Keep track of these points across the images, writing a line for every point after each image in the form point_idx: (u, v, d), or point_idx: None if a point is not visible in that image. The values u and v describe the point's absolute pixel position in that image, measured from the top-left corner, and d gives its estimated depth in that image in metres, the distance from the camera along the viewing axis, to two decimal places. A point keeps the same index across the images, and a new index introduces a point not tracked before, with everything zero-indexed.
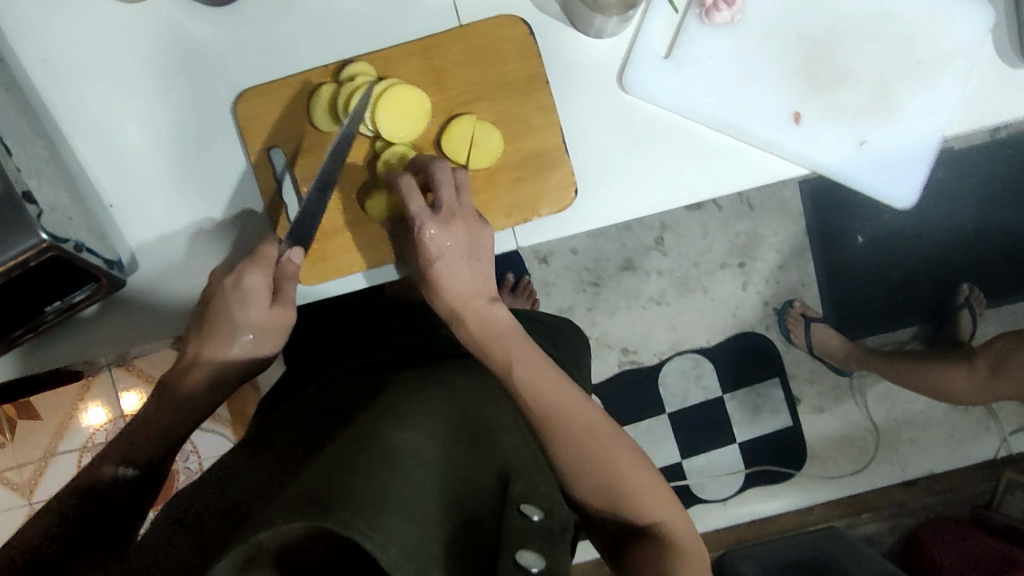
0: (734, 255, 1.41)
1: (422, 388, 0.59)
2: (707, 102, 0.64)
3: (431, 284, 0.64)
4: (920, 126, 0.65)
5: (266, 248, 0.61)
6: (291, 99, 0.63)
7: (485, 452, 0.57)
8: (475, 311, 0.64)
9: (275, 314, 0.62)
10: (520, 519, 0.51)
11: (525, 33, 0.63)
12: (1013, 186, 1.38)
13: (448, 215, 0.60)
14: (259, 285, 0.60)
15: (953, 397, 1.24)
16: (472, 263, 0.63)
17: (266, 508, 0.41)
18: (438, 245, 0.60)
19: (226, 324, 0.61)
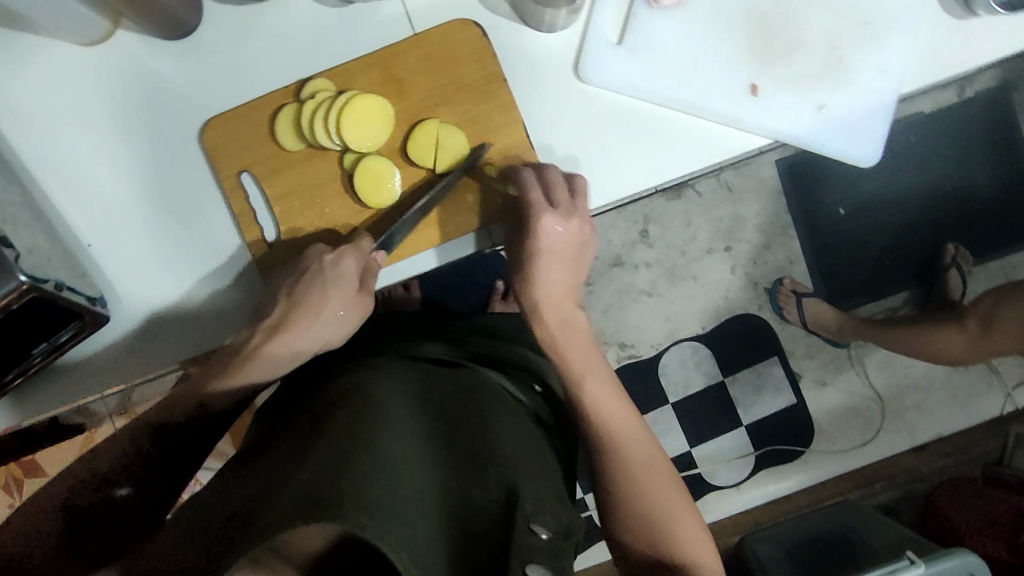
0: (719, 240, 1.42)
1: (421, 398, 0.60)
2: (665, 84, 0.65)
3: (525, 276, 0.63)
4: (875, 86, 0.66)
5: (364, 238, 0.61)
6: (256, 122, 0.64)
7: (496, 467, 0.54)
8: (562, 314, 0.64)
9: (357, 301, 0.62)
10: (528, 535, 0.47)
11: (478, 34, 0.64)
12: (983, 143, 1.40)
13: (567, 211, 0.60)
14: (351, 270, 0.60)
15: (947, 360, 1.24)
16: (571, 267, 0.63)
17: (274, 514, 0.42)
18: (551, 236, 0.60)
19: (315, 305, 0.60)
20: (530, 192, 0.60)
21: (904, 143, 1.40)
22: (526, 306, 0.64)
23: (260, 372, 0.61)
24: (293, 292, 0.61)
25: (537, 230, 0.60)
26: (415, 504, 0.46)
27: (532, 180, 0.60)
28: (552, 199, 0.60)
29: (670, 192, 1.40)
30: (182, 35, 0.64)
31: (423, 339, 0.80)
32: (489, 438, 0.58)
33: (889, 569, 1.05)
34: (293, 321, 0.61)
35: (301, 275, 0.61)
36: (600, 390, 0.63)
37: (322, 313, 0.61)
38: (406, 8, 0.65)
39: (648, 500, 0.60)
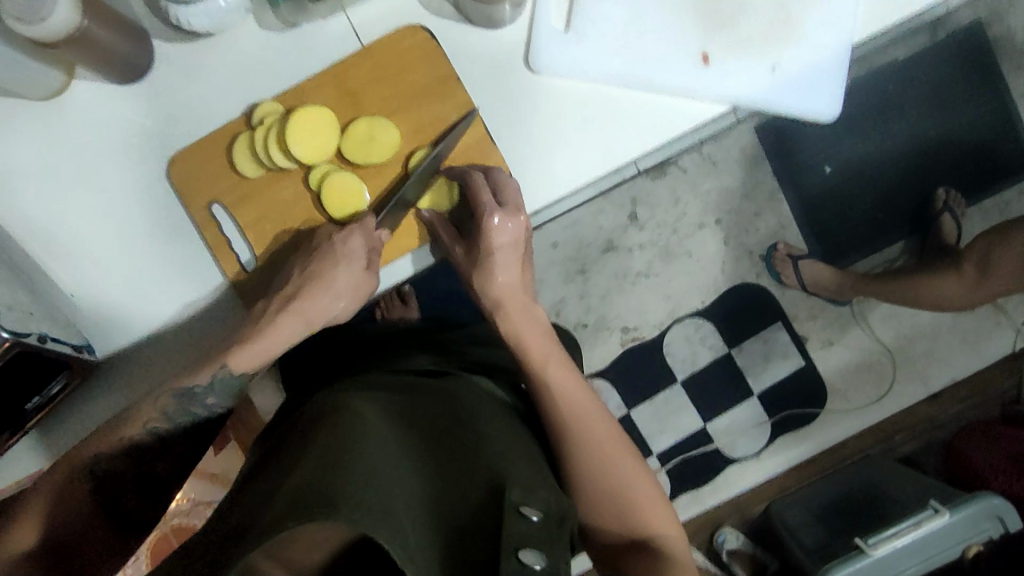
0: (709, 213, 1.41)
1: (412, 410, 0.61)
2: (617, 63, 0.66)
3: (481, 277, 0.66)
4: (826, 39, 0.66)
5: (370, 217, 0.63)
6: (218, 152, 0.65)
7: (482, 463, 0.56)
8: (519, 307, 0.67)
9: (364, 280, 0.64)
10: (519, 518, 0.49)
11: (426, 36, 0.64)
12: (963, 81, 1.38)
13: (515, 208, 0.63)
14: (360, 248, 0.63)
15: (947, 306, 1.24)
16: (523, 259, 0.67)
17: (269, 521, 0.43)
18: (500, 235, 0.63)
19: (326, 278, 0.62)
20: (479, 195, 0.62)
21: (882, 93, 1.39)
22: (485, 298, 0.67)
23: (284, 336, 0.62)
24: (307, 266, 0.62)
25: (488, 228, 0.62)
26: (406, 498, 0.48)
27: (481, 183, 0.62)
28: (500, 199, 0.62)
29: (655, 171, 1.39)
30: (137, 79, 0.65)
31: (416, 354, 0.80)
32: (477, 436, 0.60)
33: (915, 520, 1.05)
34: (307, 295, 0.63)
35: (315, 247, 0.63)
36: (561, 372, 0.66)
37: (332, 287, 0.63)
38: (352, 23, 0.65)
39: (617, 482, 0.62)
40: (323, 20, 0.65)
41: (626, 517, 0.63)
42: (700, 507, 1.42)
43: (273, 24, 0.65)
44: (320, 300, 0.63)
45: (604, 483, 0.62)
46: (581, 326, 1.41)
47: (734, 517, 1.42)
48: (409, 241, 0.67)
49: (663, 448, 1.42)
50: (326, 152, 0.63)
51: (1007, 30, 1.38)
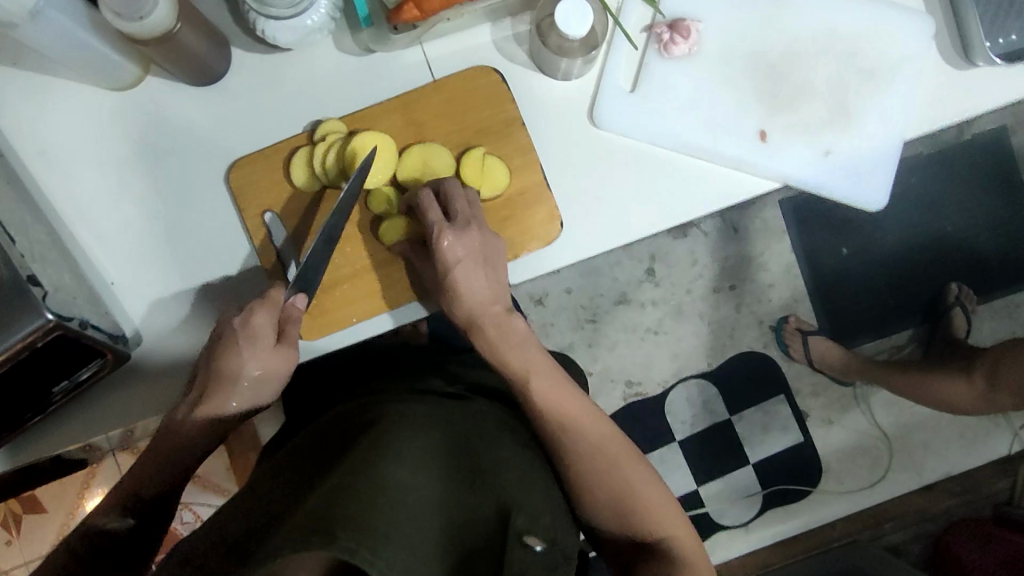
0: (724, 278, 1.43)
1: (428, 426, 0.61)
2: (678, 129, 0.67)
3: (449, 295, 0.63)
4: (880, 130, 0.68)
5: (275, 289, 0.58)
6: (277, 164, 0.65)
7: (495, 488, 0.56)
8: (493, 320, 0.64)
9: (277, 356, 0.59)
10: (520, 552, 0.49)
11: (497, 80, 0.66)
12: (984, 183, 1.42)
13: (465, 222, 0.61)
14: (266, 324, 0.57)
15: (958, 409, 1.24)
16: (490, 272, 0.63)
17: (270, 545, 0.43)
18: (451, 254, 0.60)
19: (230, 374, 0.58)
20: (426, 213, 0.60)
21: (905, 184, 1.42)
22: (457, 316, 0.64)
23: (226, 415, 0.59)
24: (211, 366, 0.58)
25: (438, 249, 0.60)
26: (410, 522, 0.48)
27: (429, 198, 0.61)
28: (450, 215, 0.61)
29: (677, 232, 1.41)
30: (211, 83, 0.66)
31: (430, 373, 0.81)
32: (493, 461, 0.60)
33: None
34: (210, 396, 0.58)
35: (217, 342, 0.58)
36: (546, 381, 0.65)
37: (238, 384, 0.58)
38: (427, 57, 0.67)
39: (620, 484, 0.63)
40: (399, 51, 0.67)
41: (632, 519, 0.63)
42: None
43: (351, 48, 0.66)
44: (225, 403, 0.59)
45: (603, 478, 0.63)
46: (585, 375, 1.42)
47: None
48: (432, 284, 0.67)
49: None
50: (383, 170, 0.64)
51: None
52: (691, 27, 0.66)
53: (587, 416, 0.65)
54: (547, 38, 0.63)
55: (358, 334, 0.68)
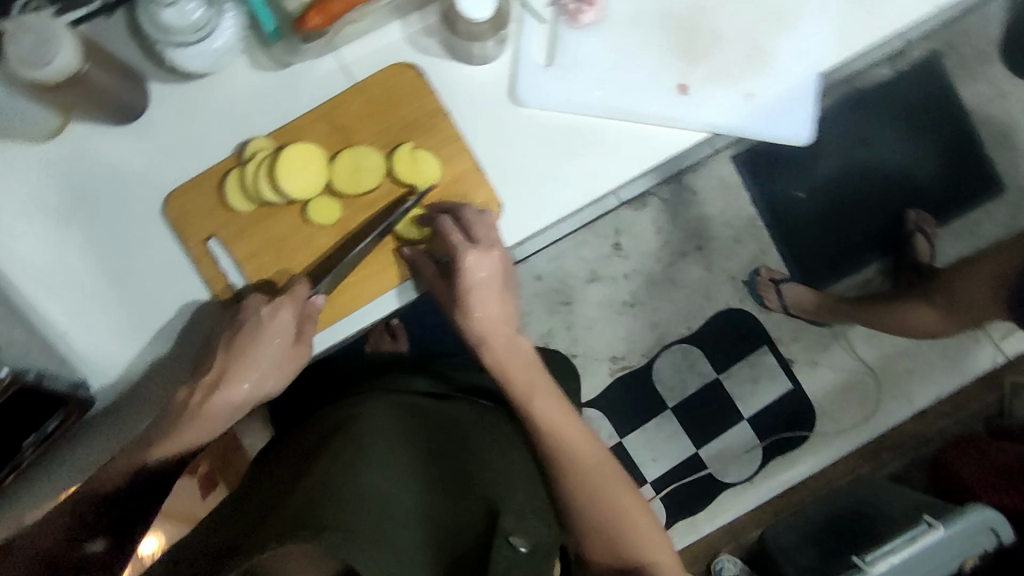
0: (690, 241, 1.44)
1: (414, 424, 0.62)
2: (600, 95, 0.68)
3: (461, 310, 0.67)
4: (797, 67, 0.70)
5: (299, 286, 0.62)
6: (213, 189, 0.66)
7: (476, 486, 0.57)
8: (502, 341, 0.68)
9: (294, 353, 0.64)
10: (506, 548, 0.49)
11: (414, 74, 0.67)
12: (924, 109, 1.45)
13: (488, 245, 0.64)
14: (289, 320, 0.62)
15: (921, 335, 1.25)
16: (503, 297, 0.67)
17: (259, 537, 0.45)
18: (474, 272, 0.64)
19: (252, 357, 0.63)
20: (449, 234, 0.63)
21: (849, 122, 1.44)
22: (468, 335, 0.68)
23: (243, 394, 0.65)
24: (230, 344, 0.63)
25: (459, 267, 0.63)
26: (395, 517, 0.49)
27: (449, 224, 0.64)
28: (470, 235, 0.64)
29: (636, 203, 1.43)
30: (134, 119, 0.66)
31: (411, 373, 0.81)
32: (472, 454, 0.61)
33: (907, 537, 1.05)
34: (230, 371, 0.64)
35: (238, 328, 0.62)
36: (551, 407, 0.68)
37: (258, 367, 0.64)
38: (343, 63, 0.68)
39: (614, 510, 0.67)
40: (312, 60, 0.67)
41: (621, 547, 0.67)
42: (694, 535, 1.43)
43: (266, 63, 0.67)
44: (240, 385, 0.64)
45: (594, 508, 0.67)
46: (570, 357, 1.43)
47: (730, 544, 1.41)
48: (384, 283, 0.67)
49: (657, 475, 1.43)
50: (315, 179, 0.64)
51: (962, 59, 1.45)
52: None
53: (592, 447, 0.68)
54: (456, 26, 0.64)
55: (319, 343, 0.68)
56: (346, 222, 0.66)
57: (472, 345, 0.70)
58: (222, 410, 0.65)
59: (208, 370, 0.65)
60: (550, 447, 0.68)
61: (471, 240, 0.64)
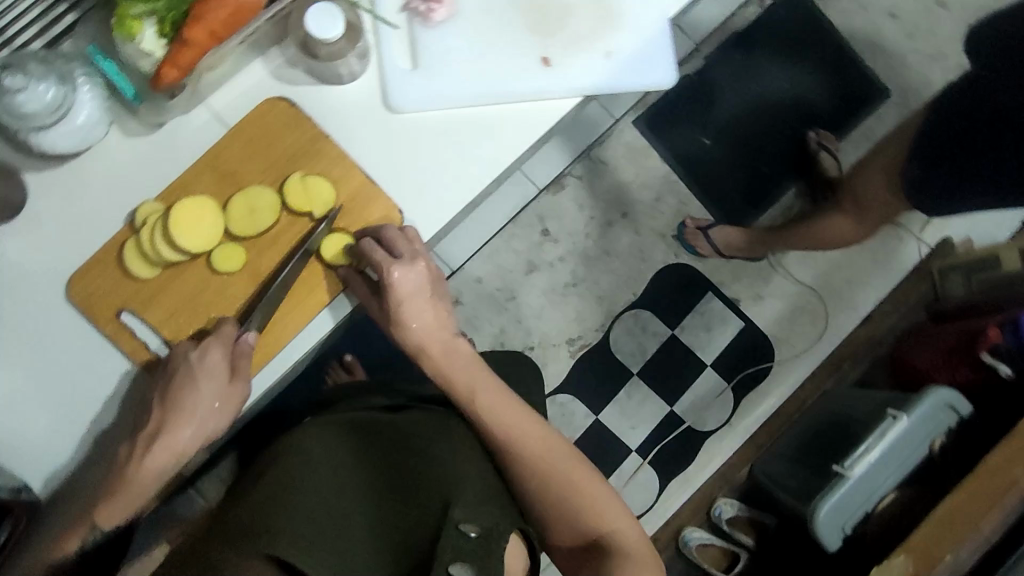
0: (614, 210, 1.48)
1: (365, 437, 0.63)
2: (470, 85, 0.70)
3: (396, 325, 0.68)
4: (648, 18, 0.73)
5: (226, 326, 0.64)
6: (113, 262, 0.65)
7: (429, 487, 0.57)
8: (438, 347, 0.69)
9: (233, 392, 0.63)
10: (455, 535, 0.49)
11: (287, 106, 0.68)
12: (796, 37, 1.52)
13: (412, 256, 0.65)
14: (221, 361, 0.62)
15: (839, 242, 1.32)
16: (434, 303, 0.68)
17: (205, 553, 0.48)
18: (403, 285, 0.65)
19: (188, 403, 0.61)
20: (372, 254, 0.64)
21: (732, 63, 1.50)
22: (406, 346, 0.70)
23: (189, 438, 0.61)
24: (165, 395, 0.61)
25: (389, 282, 0.64)
26: (340, 523, 0.51)
27: (372, 244, 0.65)
28: (393, 250, 0.65)
29: (553, 187, 1.46)
30: (18, 214, 0.66)
31: (367, 393, 0.81)
32: (424, 454, 0.62)
33: (878, 433, 1.02)
34: (169, 423, 0.61)
35: (172, 377, 0.62)
36: (492, 396, 0.69)
37: (196, 412, 0.61)
38: (215, 112, 0.69)
39: (568, 489, 0.67)
40: (182, 114, 0.68)
41: (580, 523, 0.66)
42: (690, 489, 1.45)
43: (136, 129, 0.67)
44: (183, 432, 0.61)
45: (548, 488, 0.67)
46: (529, 350, 1.44)
47: (725, 488, 1.43)
48: (310, 310, 0.67)
49: (640, 442, 1.45)
50: (213, 228, 0.64)
51: None
52: None
53: (534, 430, 0.69)
54: (315, 51, 0.65)
55: (260, 387, 0.68)
56: (254, 264, 0.66)
57: (411, 355, 0.70)
58: (165, 462, 0.60)
59: (146, 426, 0.61)
60: (499, 436, 0.68)
61: (395, 255, 0.65)
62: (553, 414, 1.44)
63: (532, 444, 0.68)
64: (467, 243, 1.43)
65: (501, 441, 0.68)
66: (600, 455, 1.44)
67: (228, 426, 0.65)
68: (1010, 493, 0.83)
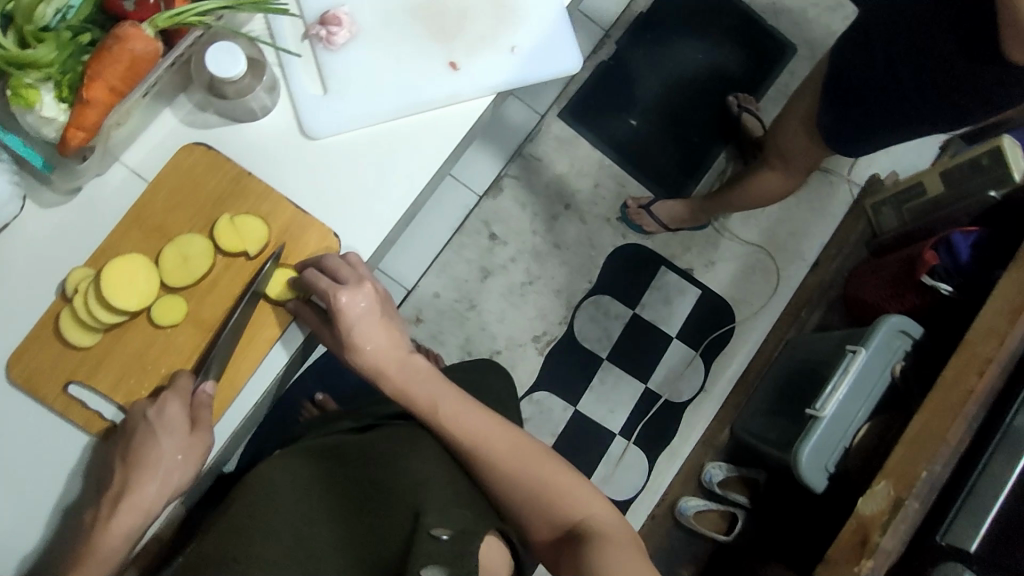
0: (556, 204, 1.50)
1: (335, 477, 0.68)
2: (383, 101, 0.71)
3: (351, 349, 0.68)
4: (543, 9, 0.75)
5: (181, 378, 0.63)
6: (51, 336, 0.64)
7: (401, 499, 0.62)
8: (397, 364, 0.69)
9: (195, 441, 0.62)
10: (429, 541, 0.53)
11: (203, 150, 0.68)
12: (700, 8, 1.56)
13: (357, 280, 0.65)
14: (180, 412, 0.61)
15: (773, 196, 1.27)
16: (386, 322, 0.68)
17: None
18: (354, 309, 0.65)
19: (150, 459, 0.60)
20: (318, 283, 0.64)
21: (644, 42, 1.54)
22: (363, 369, 0.69)
23: (154, 493, 0.60)
24: (126, 455, 0.60)
25: (338, 309, 0.64)
26: None
27: (316, 274, 0.65)
28: (337, 277, 0.65)
29: (492, 191, 1.47)
30: None
31: (340, 422, 0.83)
32: (393, 471, 0.66)
33: (842, 369, 1.05)
34: (132, 482, 0.60)
35: (131, 436, 0.61)
36: (454, 404, 0.70)
37: (159, 466, 0.60)
38: (132, 169, 0.69)
39: (539, 482, 0.68)
40: (98, 176, 0.68)
41: (556, 512, 0.67)
42: (678, 461, 1.48)
43: (52, 199, 0.67)
44: (148, 488, 0.60)
45: (520, 484, 0.68)
46: (497, 354, 1.45)
47: (711, 452, 1.46)
48: (263, 348, 0.67)
49: (622, 424, 1.47)
50: (148, 284, 0.63)
51: None
52: (340, 14, 0.71)
53: (500, 429, 0.70)
54: (222, 91, 0.65)
55: (224, 434, 0.68)
56: (197, 313, 0.66)
57: (370, 377, 0.70)
58: (134, 519, 0.59)
59: (110, 489, 0.60)
60: (466, 441, 0.69)
61: (341, 282, 0.65)
62: (532, 412, 1.45)
63: (498, 443, 0.69)
64: (417, 259, 1.43)
65: (467, 445, 0.69)
66: (584, 444, 1.45)
67: (194, 479, 0.64)
68: (969, 402, 0.83)
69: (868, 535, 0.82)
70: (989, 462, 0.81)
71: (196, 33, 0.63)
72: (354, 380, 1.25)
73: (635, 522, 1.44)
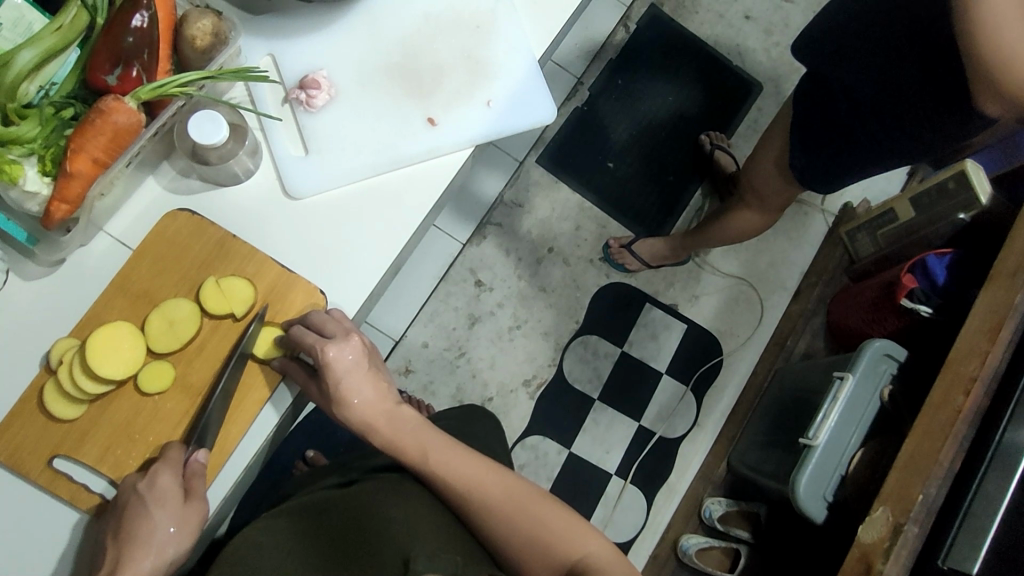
0: (539, 248, 1.52)
1: (315, 537, 0.66)
2: (364, 159, 0.72)
3: (341, 404, 0.67)
4: (516, 62, 0.77)
5: (171, 449, 0.62)
6: (36, 409, 0.63)
7: (387, 547, 0.61)
8: (386, 417, 0.69)
9: (189, 511, 0.61)
10: None
11: (187, 216, 0.68)
12: (667, 52, 1.62)
13: (344, 334, 0.65)
14: (171, 484, 0.60)
15: (750, 232, 1.29)
16: (374, 375, 0.68)
17: None
18: (343, 362, 0.65)
19: (143, 535, 0.59)
20: (305, 339, 0.64)
21: (615, 87, 1.58)
22: (352, 424, 0.69)
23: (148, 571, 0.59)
24: (119, 529, 0.59)
25: (326, 363, 0.64)
26: None
27: (302, 330, 0.64)
28: (324, 331, 0.65)
29: (475, 239, 1.48)
30: None
31: (326, 480, 0.81)
32: (376, 520, 0.65)
33: (832, 397, 1.07)
34: (123, 561, 0.58)
35: (123, 510, 0.60)
36: (444, 453, 0.69)
37: (152, 541, 0.59)
38: (116, 237, 0.69)
39: (533, 523, 0.68)
40: (83, 245, 0.68)
41: (553, 555, 0.67)
42: (677, 497, 1.47)
43: (36, 271, 0.67)
44: (139, 567, 0.58)
45: (515, 527, 0.68)
46: (489, 401, 1.44)
47: (708, 487, 1.45)
48: (253, 410, 0.66)
49: (618, 464, 1.46)
50: (133, 352, 0.63)
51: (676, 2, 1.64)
52: (319, 78, 0.73)
53: (491, 473, 0.70)
54: (206, 157, 0.66)
55: (218, 501, 0.67)
56: (185, 377, 0.65)
57: (360, 432, 0.70)
58: None
59: (102, 567, 0.59)
60: (459, 488, 0.69)
61: (327, 335, 0.65)
62: (527, 458, 1.43)
63: (490, 487, 0.69)
64: (404, 311, 1.43)
65: (461, 492, 0.69)
66: (583, 487, 1.44)
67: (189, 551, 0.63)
68: (957, 421, 0.83)
69: (872, 561, 0.81)
70: (983, 480, 0.81)
71: (177, 103, 0.65)
72: (345, 435, 1.23)
73: (638, 563, 1.42)
